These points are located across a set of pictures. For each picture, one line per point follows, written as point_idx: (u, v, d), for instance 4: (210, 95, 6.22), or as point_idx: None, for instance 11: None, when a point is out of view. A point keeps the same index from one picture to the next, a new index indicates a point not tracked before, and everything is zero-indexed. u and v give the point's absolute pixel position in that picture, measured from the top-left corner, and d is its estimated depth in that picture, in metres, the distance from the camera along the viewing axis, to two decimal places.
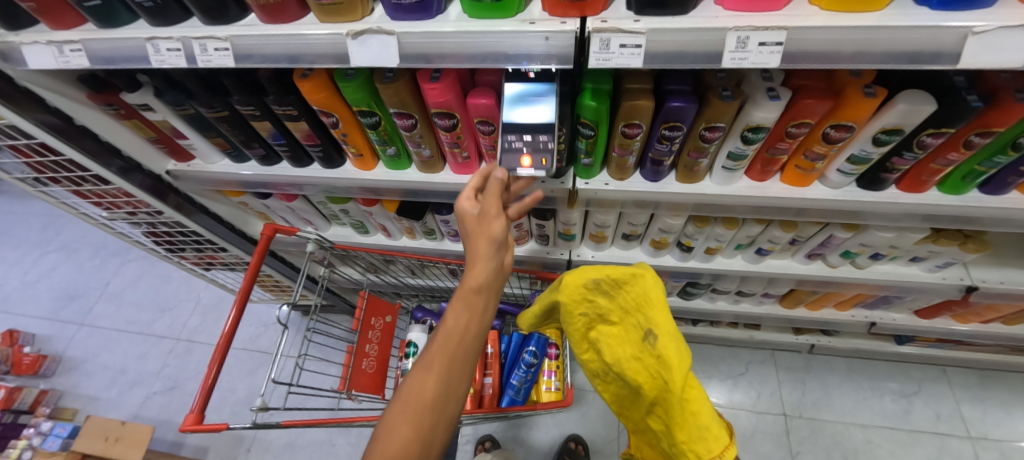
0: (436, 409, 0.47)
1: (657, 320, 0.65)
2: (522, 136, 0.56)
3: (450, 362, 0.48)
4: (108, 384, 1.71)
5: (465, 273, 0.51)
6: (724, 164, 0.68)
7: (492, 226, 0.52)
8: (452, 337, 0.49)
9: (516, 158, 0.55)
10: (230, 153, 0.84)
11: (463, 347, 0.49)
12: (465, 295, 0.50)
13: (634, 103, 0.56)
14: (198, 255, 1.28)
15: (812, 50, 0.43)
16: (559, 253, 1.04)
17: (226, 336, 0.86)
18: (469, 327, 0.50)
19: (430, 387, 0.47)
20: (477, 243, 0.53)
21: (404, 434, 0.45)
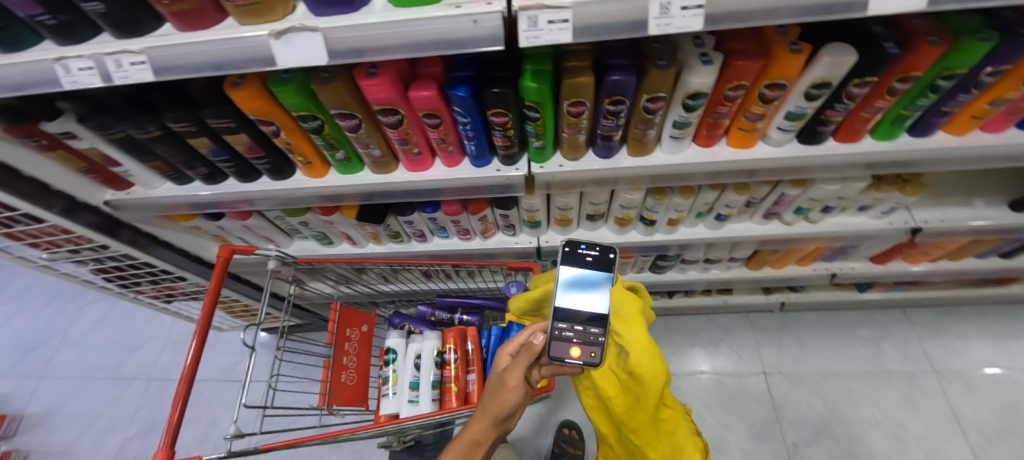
0: None
1: (631, 341, 0.67)
2: (572, 325, 0.69)
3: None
4: (77, 435, 1.61)
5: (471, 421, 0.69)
6: (671, 133, 0.69)
7: (506, 397, 0.67)
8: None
9: (565, 347, 0.68)
10: (172, 176, 0.80)
11: None
12: (465, 442, 0.69)
13: (575, 80, 0.57)
14: (156, 288, 1.22)
15: (732, 10, 0.44)
16: (528, 241, 1.04)
17: (190, 367, 0.82)
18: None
19: None
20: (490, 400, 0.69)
21: None
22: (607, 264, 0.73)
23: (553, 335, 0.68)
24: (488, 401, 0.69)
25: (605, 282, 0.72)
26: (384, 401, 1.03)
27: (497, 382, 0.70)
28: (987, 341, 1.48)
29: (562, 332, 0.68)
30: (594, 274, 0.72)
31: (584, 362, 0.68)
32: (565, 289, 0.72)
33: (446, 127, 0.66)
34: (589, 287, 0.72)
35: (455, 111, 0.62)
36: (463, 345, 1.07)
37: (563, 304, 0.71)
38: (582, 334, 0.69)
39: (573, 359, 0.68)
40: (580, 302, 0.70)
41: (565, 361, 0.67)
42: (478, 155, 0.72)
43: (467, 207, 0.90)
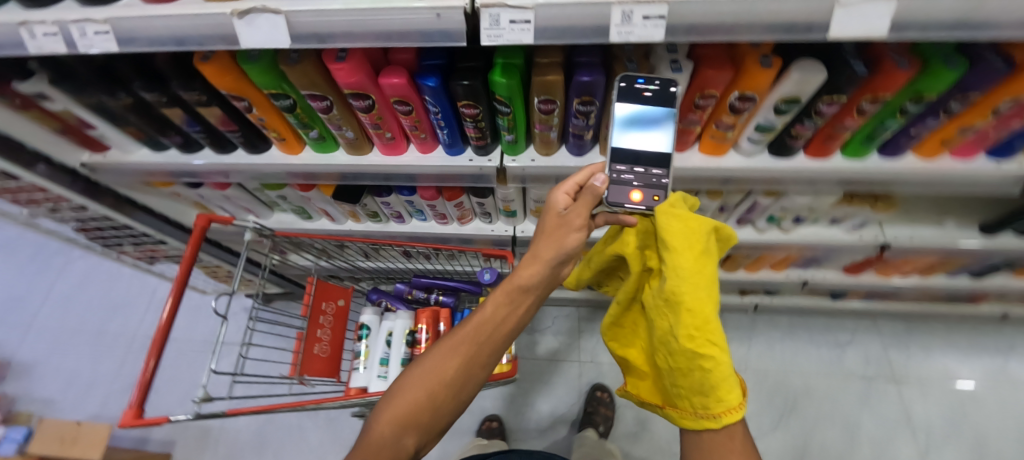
0: (448, 394, 0.55)
1: (676, 262, 0.58)
2: (635, 168, 0.59)
3: (488, 343, 0.56)
4: (64, 386, 1.67)
5: (519, 268, 0.57)
6: None
7: (567, 232, 0.55)
8: (499, 319, 0.57)
9: (625, 192, 0.58)
10: (147, 142, 0.80)
11: (493, 337, 0.56)
12: (512, 291, 0.56)
13: (544, 79, 0.57)
14: (138, 250, 1.24)
15: (692, 22, 0.44)
16: (504, 229, 1.05)
17: (162, 329, 0.85)
18: (509, 317, 0.57)
19: (450, 366, 0.55)
20: (546, 243, 0.56)
21: (413, 399, 0.54)
22: (671, 96, 0.57)
23: (611, 179, 0.58)
24: (543, 241, 0.56)
25: (667, 117, 0.58)
26: (355, 374, 1.06)
27: (554, 219, 0.57)
28: (951, 354, 1.52)
29: (621, 175, 0.59)
30: (654, 109, 0.57)
31: (647, 207, 0.59)
32: (621, 129, 0.59)
33: (418, 115, 0.66)
34: (649, 125, 0.59)
35: (426, 100, 0.63)
36: (434, 325, 1.10)
37: (621, 146, 0.59)
38: (644, 177, 0.59)
39: (633, 204, 0.59)
40: (643, 139, 0.59)
41: (625, 206, 0.57)
42: (450, 143, 0.72)
43: (443, 193, 0.91)
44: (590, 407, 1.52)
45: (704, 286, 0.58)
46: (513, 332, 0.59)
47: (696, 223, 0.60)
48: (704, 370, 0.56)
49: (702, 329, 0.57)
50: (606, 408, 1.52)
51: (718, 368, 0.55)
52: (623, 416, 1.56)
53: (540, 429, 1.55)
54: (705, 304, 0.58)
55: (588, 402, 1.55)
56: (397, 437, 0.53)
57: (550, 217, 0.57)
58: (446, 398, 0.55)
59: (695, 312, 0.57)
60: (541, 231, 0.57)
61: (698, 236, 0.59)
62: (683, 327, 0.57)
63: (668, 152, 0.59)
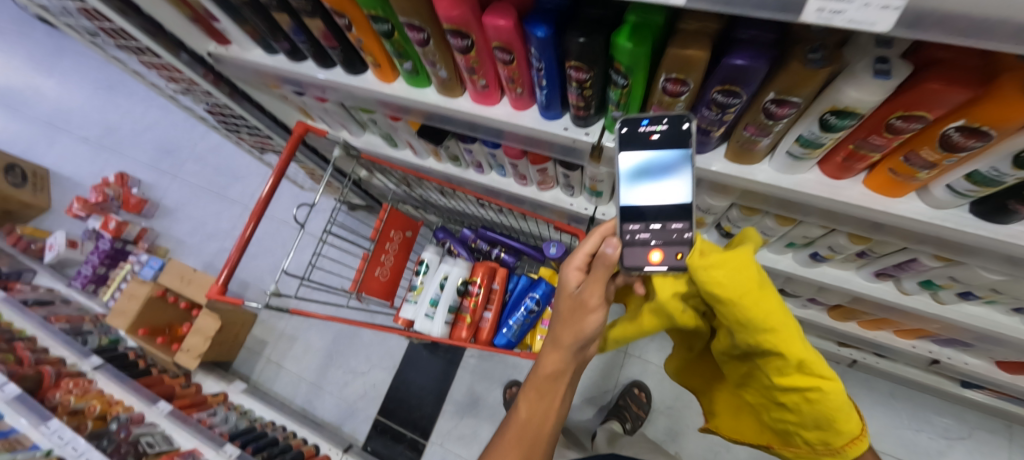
0: None
1: (735, 312, 0.51)
2: (650, 225, 0.55)
3: (531, 444, 0.62)
4: (192, 232, 2.00)
5: (541, 361, 0.62)
6: (790, 149, 0.53)
7: (587, 317, 0.58)
8: (533, 417, 0.63)
9: (643, 253, 0.55)
10: (261, 43, 0.81)
11: (535, 438, 0.62)
12: (540, 384, 0.62)
13: (682, 53, 0.44)
14: (252, 139, 1.36)
15: (943, 13, 0.28)
16: (583, 207, 0.96)
17: (261, 203, 0.92)
18: (547, 410, 0.63)
19: None
20: (565, 333, 0.60)
21: None
22: (681, 137, 0.53)
23: (624, 241, 0.55)
24: (563, 331, 0.60)
25: (683, 161, 0.53)
26: (406, 305, 1.09)
27: (570, 304, 0.60)
28: None
29: (635, 236, 0.55)
30: (665, 154, 0.53)
31: (667, 267, 0.55)
32: (629, 183, 0.55)
33: (519, 67, 0.57)
34: (658, 174, 0.55)
35: (531, 52, 0.53)
36: (488, 282, 1.08)
37: (631, 202, 0.55)
38: (661, 234, 0.55)
39: (654, 265, 0.55)
40: (657, 189, 0.55)
41: (643, 269, 0.54)
42: (547, 106, 0.62)
43: (527, 155, 0.83)
44: (623, 400, 1.48)
45: (776, 321, 0.51)
46: (551, 425, 0.63)
47: (740, 263, 0.51)
48: (816, 401, 0.53)
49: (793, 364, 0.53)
50: (639, 407, 1.46)
51: (830, 398, 0.53)
52: (655, 420, 1.49)
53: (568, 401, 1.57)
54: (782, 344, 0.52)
55: (622, 395, 1.50)
56: None
57: (567, 306, 0.60)
58: None
59: (787, 349, 0.52)
60: (563, 320, 0.60)
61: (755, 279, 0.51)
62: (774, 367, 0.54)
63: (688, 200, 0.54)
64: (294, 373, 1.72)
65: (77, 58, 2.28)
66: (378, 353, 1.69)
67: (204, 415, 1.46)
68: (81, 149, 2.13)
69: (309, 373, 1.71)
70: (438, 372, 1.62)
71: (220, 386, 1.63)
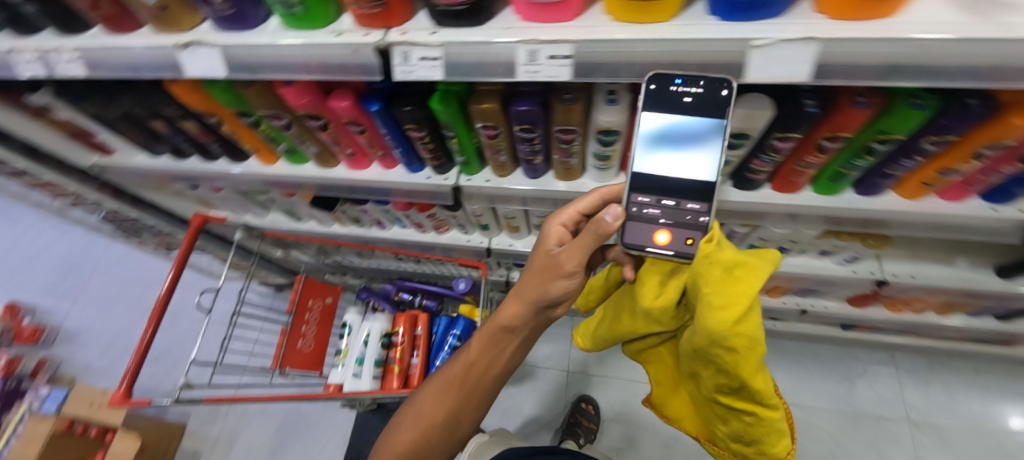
0: (440, 427, 0.67)
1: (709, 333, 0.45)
2: (661, 200, 0.50)
3: (471, 384, 0.66)
4: (102, 352, 1.91)
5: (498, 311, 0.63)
6: (595, 164, 0.68)
7: (554, 276, 0.55)
8: (479, 361, 0.65)
9: (648, 231, 0.50)
10: (144, 148, 0.87)
11: (478, 379, 0.65)
12: (493, 332, 0.63)
13: (480, 107, 0.57)
14: (156, 239, 1.35)
15: (598, 63, 0.42)
16: (480, 241, 1.07)
17: (161, 302, 0.93)
18: (494, 358, 0.65)
19: (442, 409, 0.66)
20: (529, 286, 0.58)
21: (405, 441, 0.67)
22: (717, 104, 0.47)
23: (629, 213, 0.51)
24: (526, 285, 0.59)
25: (711, 132, 0.48)
26: (333, 370, 1.10)
27: (543, 260, 0.57)
28: (977, 398, 1.40)
29: (643, 210, 0.51)
30: (694, 121, 0.48)
31: (676, 250, 0.50)
32: (648, 147, 0.50)
33: (371, 135, 0.68)
34: (683, 143, 0.50)
35: (375, 123, 0.64)
36: (410, 329, 1.13)
37: (647, 170, 0.50)
38: (670, 209, 0.50)
39: (658, 247, 0.50)
40: (677, 161, 0.50)
41: (645, 249, 0.50)
42: (407, 162, 0.74)
43: (414, 206, 0.93)
44: (573, 418, 1.52)
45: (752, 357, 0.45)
46: (495, 371, 0.66)
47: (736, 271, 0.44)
48: (752, 423, 0.53)
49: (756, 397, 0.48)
50: (590, 420, 1.51)
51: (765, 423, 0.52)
52: (608, 429, 1.55)
53: (524, 433, 1.58)
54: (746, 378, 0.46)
55: (572, 413, 1.55)
56: None
57: (537, 258, 0.58)
58: (440, 437, 0.67)
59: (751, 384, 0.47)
60: (529, 272, 0.58)
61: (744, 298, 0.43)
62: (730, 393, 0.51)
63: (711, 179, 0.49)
64: None
65: None
66: (325, 433, 1.62)
67: None
68: None
69: None
70: None
71: None
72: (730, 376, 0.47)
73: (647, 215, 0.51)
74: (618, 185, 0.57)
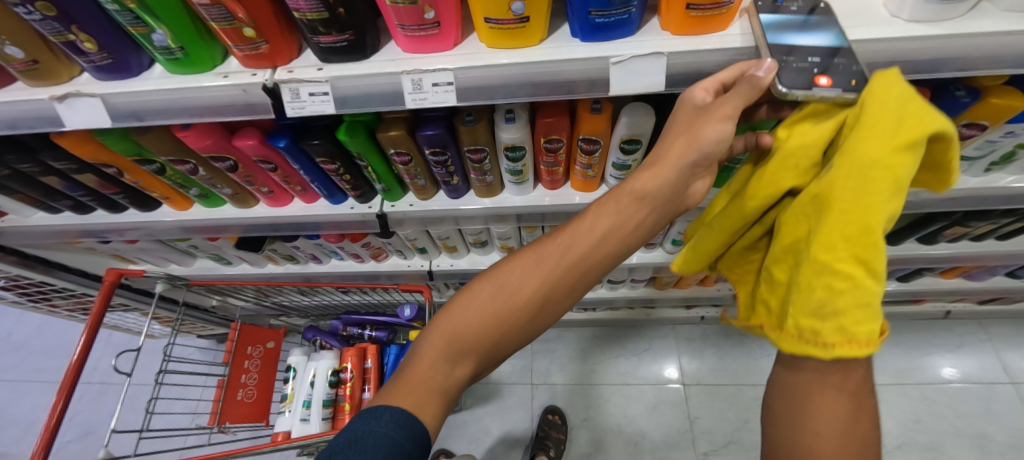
0: (520, 315, 0.45)
1: (844, 188, 0.36)
2: (806, 56, 0.39)
3: (547, 297, 0.45)
4: (18, 437, 1.64)
5: (634, 173, 0.44)
6: (510, 179, 0.70)
7: (709, 130, 0.39)
8: (572, 258, 0.45)
9: (805, 76, 0.38)
10: (39, 206, 0.81)
11: (582, 262, 0.45)
12: (618, 200, 0.44)
13: (387, 134, 0.59)
14: (71, 301, 1.24)
15: (478, 88, 0.45)
16: (420, 264, 1.06)
17: (72, 372, 0.86)
18: (613, 236, 0.44)
19: (528, 291, 0.45)
20: (671, 148, 0.42)
21: (476, 319, 0.46)
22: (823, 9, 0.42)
23: (782, 63, 0.39)
24: (665, 150, 0.42)
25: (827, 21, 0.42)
26: (280, 418, 1.05)
27: (690, 115, 0.41)
28: (900, 353, 1.53)
29: (792, 61, 0.39)
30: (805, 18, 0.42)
31: (842, 90, 0.38)
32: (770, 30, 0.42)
33: (284, 171, 0.67)
34: (808, 27, 0.41)
35: (286, 159, 0.64)
36: (359, 363, 1.09)
37: (782, 39, 0.41)
38: (824, 61, 0.39)
39: (823, 89, 0.38)
40: (801, 35, 0.41)
41: (811, 91, 0.38)
42: (328, 194, 0.74)
43: (347, 237, 0.92)
44: (542, 431, 1.52)
45: (876, 244, 0.34)
46: (586, 285, 0.46)
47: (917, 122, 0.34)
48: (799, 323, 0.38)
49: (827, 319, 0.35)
50: (558, 431, 1.52)
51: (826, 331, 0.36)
52: (578, 436, 1.56)
53: (495, 453, 1.56)
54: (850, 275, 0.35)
55: (541, 425, 1.55)
56: (450, 365, 0.45)
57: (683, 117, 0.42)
58: (519, 321, 0.45)
59: (837, 294, 0.35)
60: (672, 131, 0.42)
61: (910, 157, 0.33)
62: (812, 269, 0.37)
63: (842, 45, 0.40)
64: None
65: None
66: None
67: None
68: None
69: None
70: None
71: None
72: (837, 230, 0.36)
73: (796, 68, 0.39)
74: (754, 60, 0.40)
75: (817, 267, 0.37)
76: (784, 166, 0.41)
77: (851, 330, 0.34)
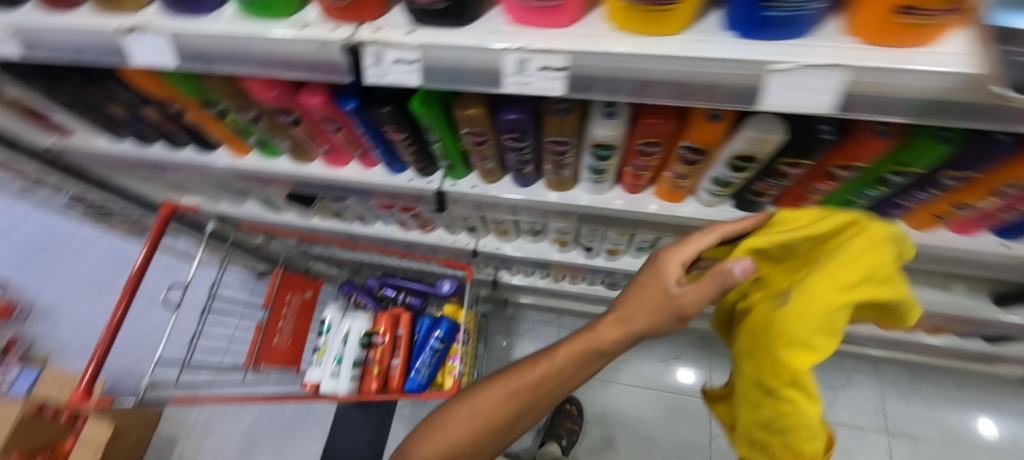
0: (498, 428, 0.63)
1: (777, 329, 0.40)
2: None
3: (518, 416, 0.62)
4: (76, 333, 1.83)
5: (583, 339, 0.57)
6: (588, 176, 0.63)
7: (664, 310, 0.47)
8: (535, 394, 0.60)
9: None
10: (104, 131, 0.80)
11: (543, 396, 0.60)
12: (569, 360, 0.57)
13: (465, 112, 0.52)
14: (128, 222, 1.27)
15: (594, 78, 0.38)
16: (466, 242, 1.02)
17: (133, 281, 0.89)
18: (567, 381, 0.58)
19: (503, 412, 0.62)
20: (609, 329, 0.54)
21: (468, 427, 0.64)
22: None
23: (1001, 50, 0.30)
24: (621, 307, 0.53)
25: None
26: (311, 369, 1.07)
27: (660, 295, 0.49)
28: (956, 411, 1.40)
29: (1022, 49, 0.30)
30: None
31: None
32: None
33: (347, 133, 0.62)
34: None
35: (351, 122, 0.59)
36: (391, 329, 1.09)
37: None
38: None
39: None
40: None
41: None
42: (387, 162, 0.68)
43: (397, 206, 0.89)
44: (556, 419, 1.51)
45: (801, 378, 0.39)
46: (558, 394, 0.60)
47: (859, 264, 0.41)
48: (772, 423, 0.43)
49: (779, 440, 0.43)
50: (572, 421, 1.50)
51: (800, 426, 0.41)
52: (591, 429, 1.54)
53: None
54: (793, 404, 0.40)
55: (555, 414, 1.53)
56: None
57: (645, 286, 0.50)
58: (497, 432, 0.63)
59: (784, 419, 0.41)
60: (635, 296, 0.51)
61: (846, 308, 0.39)
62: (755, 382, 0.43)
63: None
64: None
65: None
66: (306, 423, 1.61)
67: None
68: None
69: None
70: (370, 430, 1.56)
71: None
72: (772, 357, 0.40)
73: None
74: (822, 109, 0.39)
75: (756, 387, 0.43)
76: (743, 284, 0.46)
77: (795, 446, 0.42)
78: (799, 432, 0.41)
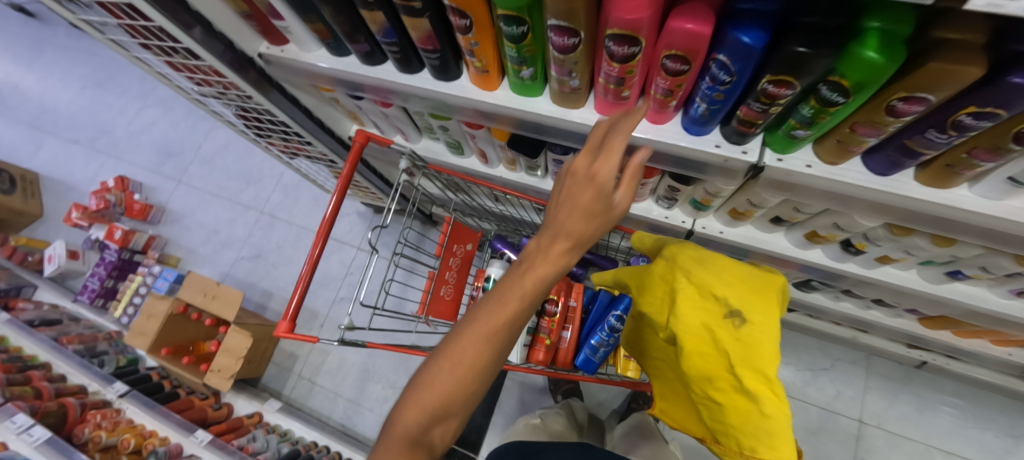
0: (473, 377, 0.43)
1: (753, 348, 0.50)
2: None
3: (490, 359, 0.43)
4: (204, 240, 1.89)
5: (535, 252, 0.43)
6: (1014, 175, 0.45)
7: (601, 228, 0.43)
8: (495, 326, 0.42)
9: None
10: (330, 43, 0.69)
11: (499, 329, 0.42)
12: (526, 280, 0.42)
13: (949, 65, 0.35)
14: (284, 143, 1.17)
15: None
16: (681, 221, 0.89)
17: (327, 218, 0.82)
18: (516, 315, 0.43)
19: (468, 354, 0.42)
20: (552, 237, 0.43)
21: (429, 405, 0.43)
22: None
23: None
24: (558, 221, 0.43)
25: None
26: None
27: (578, 196, 0.42)
28: None
29: None
30: None
31: None
32: None
33: (688, 79, 0.47)
34: None
35: (718, 63, 0.43)
36: (565, 300, 1.00)
37: None
38: None
39: None
40: None
41: None
42: (702, 120, 0.53)
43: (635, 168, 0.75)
44: None
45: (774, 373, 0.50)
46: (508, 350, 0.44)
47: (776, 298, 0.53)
48: (763, 412, 0.50)
49: (762, 440, 0.50)
50: None
51: (779, 413, 0.49)
52: None
53: None
54: (769, 400, 0.49)
55: None
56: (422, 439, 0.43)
57: (570, 174, 0.43)
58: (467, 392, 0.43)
59: (767, 416, 0.49)
60: (562, 215, 0.42)
61: (763, 311, 0.51)
62: (742, 375, 0.50)
63: None
64: (328, 388, 1.63)
65: (57, 50, 2.24)
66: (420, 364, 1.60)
67: (244, 441, 1.36)
68: (72, 152, 2.09)
69: (344, 389, 1.62)
70: None
71: (254, 406, 1.53)
72: (754, 361, 0.50)
73: None
74: None
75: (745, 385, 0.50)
76: (691, 305, 0.53)
77: (772, 438, 0.49)
78: (776, 428, 0.49)
